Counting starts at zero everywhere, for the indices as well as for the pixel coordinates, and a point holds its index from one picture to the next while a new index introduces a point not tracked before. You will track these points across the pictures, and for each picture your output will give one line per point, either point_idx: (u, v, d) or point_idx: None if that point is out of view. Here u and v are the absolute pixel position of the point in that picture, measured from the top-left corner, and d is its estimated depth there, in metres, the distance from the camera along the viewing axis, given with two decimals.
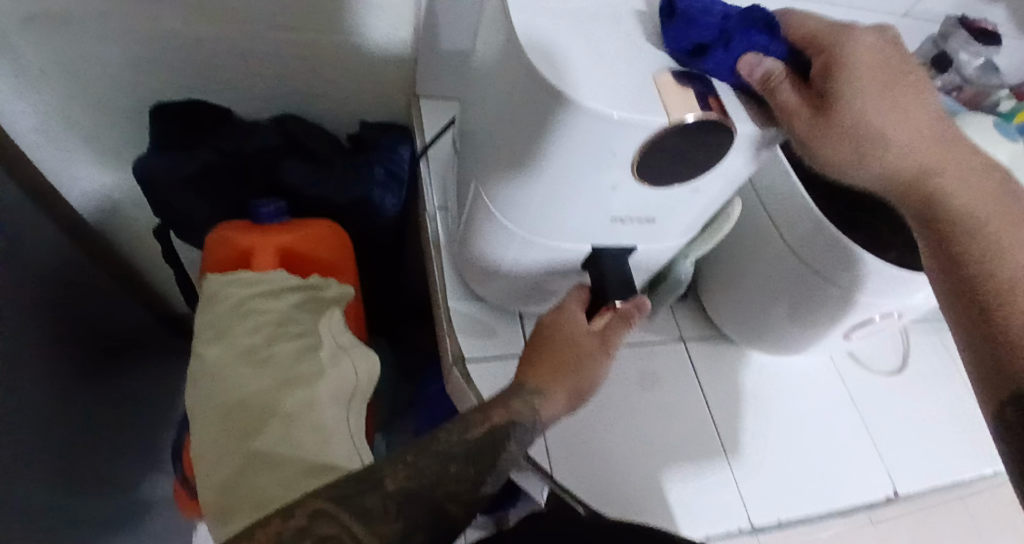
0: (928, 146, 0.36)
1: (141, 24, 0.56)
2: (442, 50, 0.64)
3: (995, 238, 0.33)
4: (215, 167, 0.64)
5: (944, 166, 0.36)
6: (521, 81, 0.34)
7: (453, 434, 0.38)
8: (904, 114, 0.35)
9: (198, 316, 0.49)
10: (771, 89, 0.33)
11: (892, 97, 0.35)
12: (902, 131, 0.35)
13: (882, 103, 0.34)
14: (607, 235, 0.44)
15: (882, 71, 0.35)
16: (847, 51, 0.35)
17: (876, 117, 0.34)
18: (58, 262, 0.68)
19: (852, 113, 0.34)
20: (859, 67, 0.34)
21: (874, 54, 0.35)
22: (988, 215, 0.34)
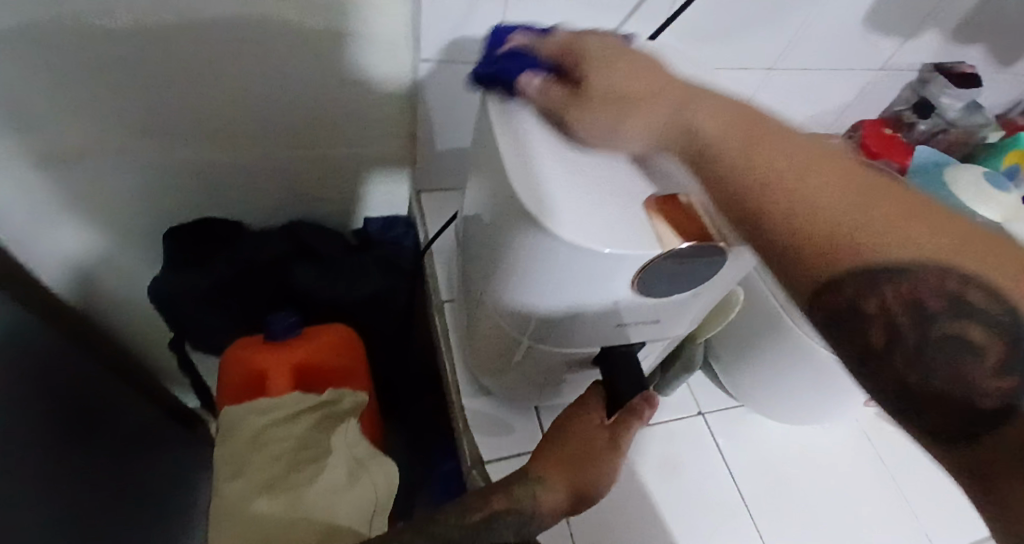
0: (657, 82, 0.33)
1: (153, 155, 0.60)
2: (440, 149, 0.66)
3: (736, 144, 0.29)
4: (228, 280, 0.66)
5: (677, 90, 0.33)
6: (509, 208, 0.35)
7: (450, 517, 0.42)
8: (629, 61, 0.35)
9: (218, 450, 0.50)
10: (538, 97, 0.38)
11: (620, 63, 0.35)
12: (630, 81, 0.34)
13: (612, 72, 0.35)
14: (615, 336, 0.44)
15: (606, 45, 0.37)
16: (576, 46, 0.38)
17: (609, 80, 0.34)
18: (83, 379, 0.70)
19: (591, 89, 0.35)
20: (585, 56, 0.36)
21: (598, 43, 0.37)
22: (719, 120, 0.30)
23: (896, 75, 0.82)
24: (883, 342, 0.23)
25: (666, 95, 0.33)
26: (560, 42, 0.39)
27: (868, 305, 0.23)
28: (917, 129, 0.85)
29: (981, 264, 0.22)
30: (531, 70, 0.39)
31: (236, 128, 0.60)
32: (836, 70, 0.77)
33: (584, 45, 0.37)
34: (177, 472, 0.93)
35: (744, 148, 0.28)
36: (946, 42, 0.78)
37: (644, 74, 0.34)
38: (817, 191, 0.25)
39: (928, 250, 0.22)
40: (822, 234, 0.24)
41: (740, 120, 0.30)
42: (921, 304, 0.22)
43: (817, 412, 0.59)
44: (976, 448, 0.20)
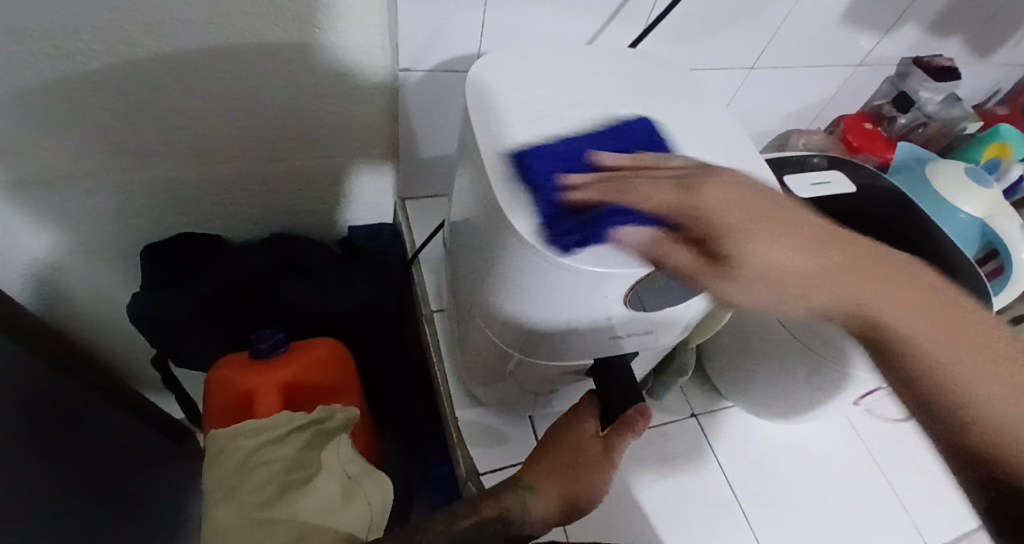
0: (830, 255, 0.33)
1: (128, 174, 0.58)
2: (423, 157, 0.65)
3: (934, 348, 0.33)
4: (211, 297, 0.65)
5: (846, 270, 0.34)
6: (499, 227, 0.35)
7: (441, 523, 0.39)
8: (794, 228, 0.34)
9: (205, 475, 0.48)
10: (660, 255, 0.32)
11: (766, 227, 0.33)
12: (797, 259, 0.33)
13: (777, 244, 0.33)
14: (608, 348, 0.44)
15: (728, 187, 0.34)
16: (699, 200, 0.33)
17: (760, 254, 0.33)
18: (70, 404, 0.68)
19: (747, 269, 0.33)
20: (727, 216, 0.33)
21: (728, 193, 0.33)
22: (927, 315, 0.34)
23: (874, 71, 0.82)
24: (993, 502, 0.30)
25: (851, 279, 0.34)
26: (651, 184, 0.34)
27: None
28: (897, 123, 0.86)
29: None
30: (622, 217, 0.32)
31: (214, 145, 0.58)
32: (816, 68, 0.77)
33: (697, 187, 0.33)
34: (167, 490, 0.91)
35: (945, 352, 0.33)
36: (921, 35, 0.79)
37: (815, 243, 0.33)
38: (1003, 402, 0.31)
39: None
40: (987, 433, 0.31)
41: (917, 315, 0.34)
42: None
43: (806, 411, 0.59)
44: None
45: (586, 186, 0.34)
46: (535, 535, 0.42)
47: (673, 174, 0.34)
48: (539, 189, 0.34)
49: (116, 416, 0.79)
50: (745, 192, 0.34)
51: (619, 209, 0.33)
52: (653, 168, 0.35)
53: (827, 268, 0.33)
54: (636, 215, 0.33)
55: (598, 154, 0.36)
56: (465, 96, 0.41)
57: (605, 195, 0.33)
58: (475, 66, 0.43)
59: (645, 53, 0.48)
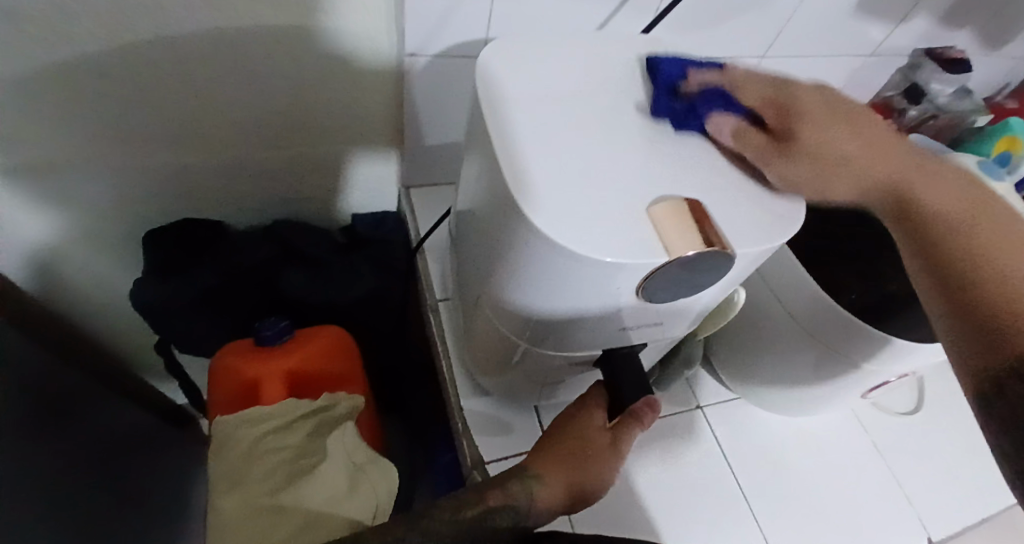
0: (891, 153, 0.37)
1: (130, 161, 0.57)
2: (428, 145, 0.65)
3: (966, 223, 0.33)
4: (214, 285, 0.64)
5: (897, 163, 0.37)
6: (509, 215, 0.34)
7: (445, 510, 0.37)
8: (867, 134, 0.37)
9: (211, 463, 0.48)
10: (737, 133, 0.37)
11: (844, 126, 0.37)
12: (857, 146, 0.36)
13: (841, 132, 0.37)
14: (618, 339, 0.44)
15: (823, 104, 0.39)
16: (798, 100, 0.38)
17: (830, 137, 0.36)
18: (73, 391, 0.68)
19: (807, 146, 0.36)
20: (814, 112, 0.38)
21: (820, 101, 0.39)
22: (962, 202, 0.35)
23: (885, 61, 0.81)
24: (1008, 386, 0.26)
25: (899, 169, 0.36)
26: (766, 85, 0.40)
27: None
28: (908, 115, 0.83)
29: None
30: (724, 107, 0.38)
31: (217, 131, 0.57)
32: (826, 58, 0.76)
33: (794, 94, 0.39)
34: (172, 476, 0.91)
35: (972, 225, 0.33)
36: (934, 26, 0.77)
37: (876, 139, 0.37)
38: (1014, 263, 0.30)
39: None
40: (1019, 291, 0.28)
41: (961, 199, 0.35)
42: None
43: (814, 403, 0.59)
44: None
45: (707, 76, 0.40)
46: (541, 524, 0.42)
47: (785, 85, 0.40)
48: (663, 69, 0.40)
49: (119, 403, 0.79)
50: (837, 105, 0.39)
51: (717, 97, 0.38)
52: (776, 81, 0.40)
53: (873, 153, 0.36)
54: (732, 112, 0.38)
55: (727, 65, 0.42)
56: (474, 81, 0.40)
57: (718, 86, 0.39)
58: (485, 50, 0.42)
59: (656, 39, 0.48)
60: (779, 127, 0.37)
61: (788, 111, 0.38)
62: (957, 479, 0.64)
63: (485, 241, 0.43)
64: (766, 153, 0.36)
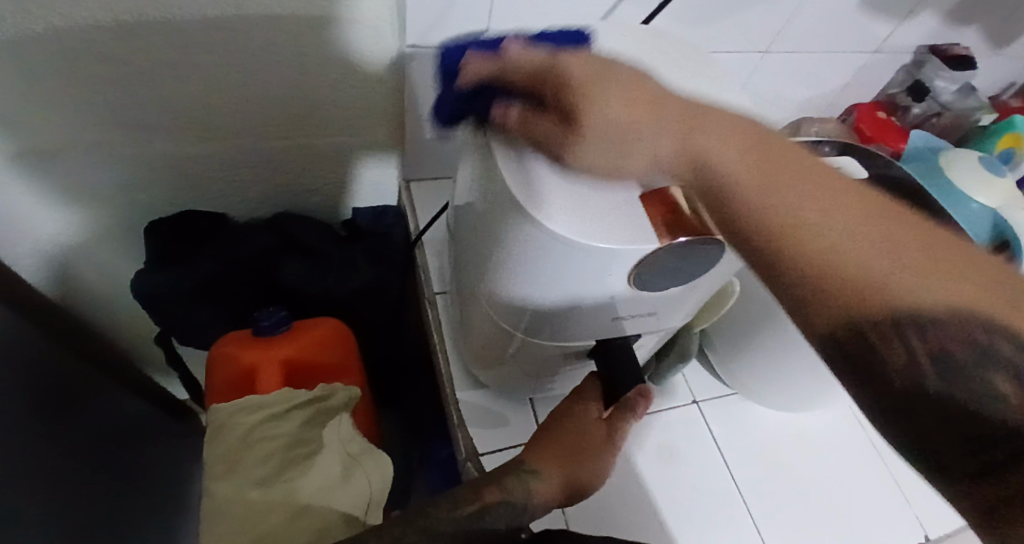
0: (657, 107, 0.30)
1: (132, 149, 0.58)
2: (429, 138, 0.65)
3: (764, 186, 0.27)
4: (213, 275, 0.65)
5: (659, 116, 0.30)
6: (502, 202, 0.34)
7: (443, 508, 0.37)
8: (628, 86, 0.31)
9: (206, 448, 0.48)
10: (524, 126, 0.33)
11: (611, 87, 0.30)
12: (632, 114, 0.30)
13: (616, 99, 0.30)
14: (611, 330, 0.43)
15: (585, 59, 0.32)
16: (560, 64, 0.32)
17: (602, 110, 0.30)
18: (74, 378, 0.68)
19: (590, 123, 0.30)
20: (575, 77, 0.31)
21: (575, 59, 0.32)
22: (746, 151, 0.29)
23: (891, 58, 0.81)
24: (907, 382, 0.24)
25: (680, 126, 0.30)
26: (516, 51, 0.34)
27: (896, 342, 0.24)
28: (911, 113, 0.84)
29: (1001, 309, 0.23)
30: (501, 96, 0.35)
31: (218, 120, 0.58)
32: (830, 53, 0.76)
33: (554, 58, 0.32)
34: (169, 466, 0.92)
35: (758, 188, 0.27)
36: (941, 23, 0.77)
37: (645, 97, 0.30)
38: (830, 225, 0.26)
39: (935, 299, 0.24)
40: (853, 279, 0.25)
41: (743, 147, 0.29)
42: (948, 354, 0.23)
43: (810, 399, 0.59)
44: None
45: (477, 64, 0.35)
46: (534, 516, 0.42)
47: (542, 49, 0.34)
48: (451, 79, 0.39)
49: (119, 392, 0.79)
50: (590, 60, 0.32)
51: (493, 87, 0.35)
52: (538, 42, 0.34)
53: (638, 122, 0.30)
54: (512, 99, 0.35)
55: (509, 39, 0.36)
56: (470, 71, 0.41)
57: (487, 70, 0.35)
58: (481, 41, 0.42)
59: (657, 31, 0.48)
60: (560, 105, 0.32)
61: (553, 83, 0.32)
62: None
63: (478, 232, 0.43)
64: (555, 137, 0.32)
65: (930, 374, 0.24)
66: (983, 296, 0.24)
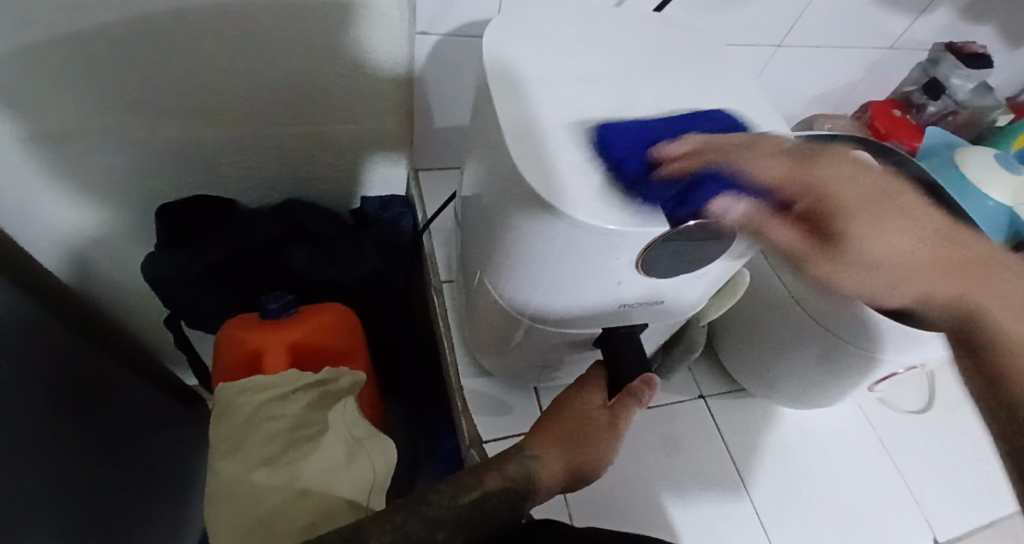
0: (943, 247, 0.33)
1: (145, 133, 0.58)
2: (438, 126, 0.65)
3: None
4: (222, 260, 0.65)
5: (922, 254, 0.33)
6: (513, 183, 0.35)
7: (444, 496, 0.36)
8: (913, 223, 0.33)
9: (211, 428, 0.49)
10: (761, 230, 0.34)
11: (897, 225, 0.33)
12: (911, 248, 0.33)
13: (892, 233, 0.33)
14: (618, 317, 0.43)
15: (843, 164, 0.33)
16: (829, 184, 0.33)
17: (877, 243, 0.33)
18: (84, 361, 0.69)
19: (859, 251, 0.34)
20: (846, 199, 0.33)
21: (860, 184, 0.33)
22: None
23: (905, 54, 0.80)
24: None
25: (952, 272, 0.33)
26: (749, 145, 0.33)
27: None
28: (927, 111, 0.83)
29: None
30: (730, 188, 0.32)
31: (229, 105, 0.58)
32: (843, 48, 0.75)
33: (815, 162, 0.33)
34: (176, 451, 0.92)
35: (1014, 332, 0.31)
36: (957, 20, 0.76)
37: (923, 232, 0.33)
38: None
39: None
40: None
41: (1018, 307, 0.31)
42: None
43: (818, 395, 0.58)
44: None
45: (682, 150, 0.32)
46: (537, 501, 0.42)
47: (788, 149, 0.33)
48: (636, 156, 0.33)
49: (128, 376, 0.80)
50: (863, 178, 0.33)
51: (721, 174, 0.31)
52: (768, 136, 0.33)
53: (901, 258, 0.33)
54: (736, 195, 0.32)
55: (692, 133, 0.33)
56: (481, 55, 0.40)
57: (700, 157, 0.31)
58: (493, 25, 0.42)
59: (668, 19, 0.47)
60: (817, 221, 0.33)
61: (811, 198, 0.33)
62: (967, 482, 0.62)
63: (488, 218, 0.43)
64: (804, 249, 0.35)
65: None
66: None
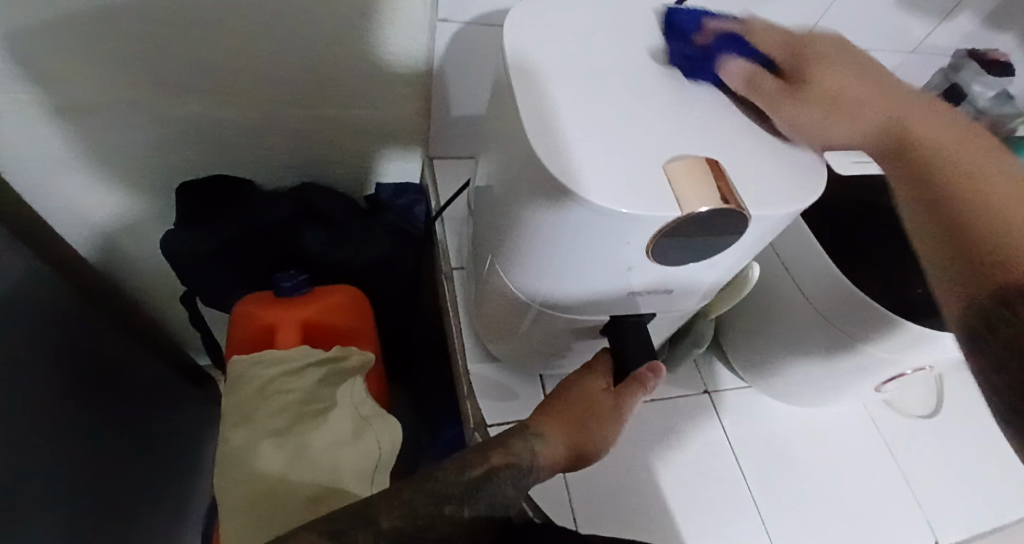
0: (883, 93, 0.37)
1: (167, 110, 0.59)
2: (454, 115, 0.66)
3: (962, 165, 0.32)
4: (238, 240, 0.66)
5: (886, 108, 0.36)
6: (528, 169, 0.35)
7: (451, 473, 0.36)
8: (863, 77, 0.38)
9: (224, 398, 0.50)
10: (747, 77, 0.38)
11: (848, 73, 0.38)
12: (855, 87, 0.37)
13: (846, 77, 0.38)
14: (626, 305, 0.44)
15: (827, 39, 0.41)
16: (811, 46, 0.40)
17: (836, 82, 0.37)
18: (98, 333, 0.70)
19: (824, 88, 0.37)
20: (822, 55, 0.39)
21: (832, 47, 0.40)
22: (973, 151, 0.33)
23: (924, 60, 0.80)
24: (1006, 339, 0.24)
25: (893, 111, 0.36)
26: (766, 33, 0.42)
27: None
28: None
29: None
30: (738, 49, 0.40)
31: (251, 86, 0.59)
32: (862, 52, 0.75)
33: (808, 37, 0.41)
34: (184, 427, 0.94)
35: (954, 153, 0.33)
36: (979, 27, 0.75)
37: (871, 83, 0.38)
38: (1007, 195, 0.29)
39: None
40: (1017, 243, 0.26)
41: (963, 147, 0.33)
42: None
43: (823, 394, 0.59)
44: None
45: (683, 164, 0.33)
46: (542, 481, 0.42)
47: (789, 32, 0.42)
48: (684, 18, 0.42)
49: (140, 350, 0.81)
50: (840, 49, 0.40)
51: (732, 40, 0.40)
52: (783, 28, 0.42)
53: (862, 103, 0.37)
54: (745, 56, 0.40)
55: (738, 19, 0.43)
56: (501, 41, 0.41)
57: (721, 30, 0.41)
58: (515, 10, 0.42)
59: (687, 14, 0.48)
60: (796, 71, 0.39)
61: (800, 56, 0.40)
62: (972, 489, 0.62)
63: (501, 204, 0.43)
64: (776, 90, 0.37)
65: None
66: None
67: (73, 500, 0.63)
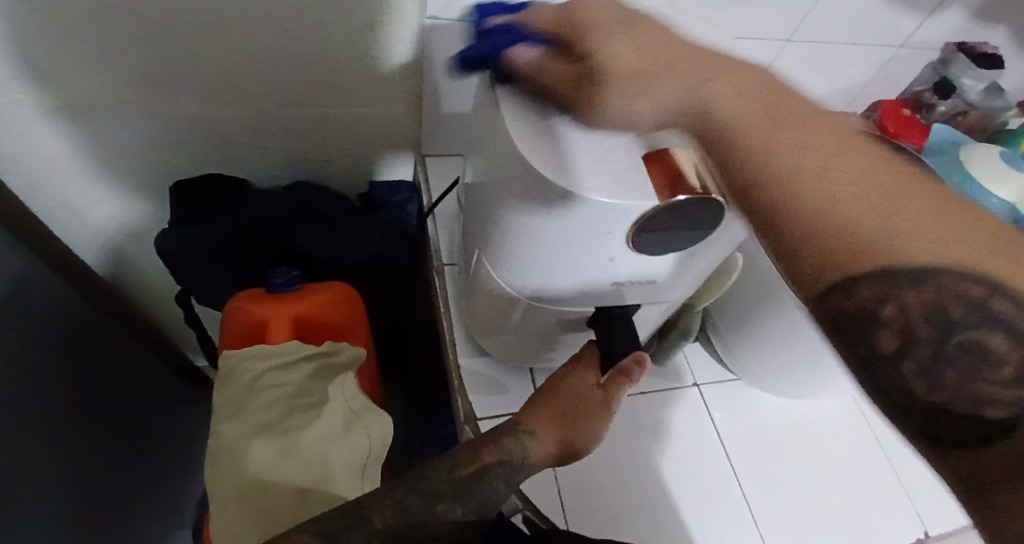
0: (666, 50, 0.32)
1: (159, 109, 0.60)
2: (445, 113, 0.67)
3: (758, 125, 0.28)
4: (233, 238, 0.68)
5: (668, 62, 0.31)
6: (512, 163, 0.36)
7: (442, 471, 0.38)
8: (637, 32, 0.32)
9: (216, 392, 0.51)
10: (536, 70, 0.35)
11: (622, 34, 0.32)
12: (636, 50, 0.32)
13: (622, 42, 0.32)
14: (610, 297, 0.44)
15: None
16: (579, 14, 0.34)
17: (614, 50, 0.32)
18: (93, 331, 0.71)
19: (605, 61, 0.32)
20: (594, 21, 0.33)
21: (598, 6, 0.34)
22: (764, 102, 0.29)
23: (914, 55, 0.80)
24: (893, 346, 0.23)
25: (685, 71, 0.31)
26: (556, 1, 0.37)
27: (886, 297, 0.23)
28: (937, 110, 0.82)
29: (997, 266, 0.22)
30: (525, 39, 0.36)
31: (242, 86, 0.60)
32: (851, 47, 0.76)
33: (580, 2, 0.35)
34: (180, 427, 0.95)
35: (759, 125, 0.28)
36: (969, 21, 0.76)
37: (649, 37, 0.32)
38: (814, 160, 0.26)
39: (943, 252, 0.23)
40: (858, 237, 0.24)
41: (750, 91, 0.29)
42: (942, 309, 0.22)
43: (810, 385, 0.59)
44: (966, 456, 0.21)
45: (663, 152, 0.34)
46: (530, 475, 0.43)
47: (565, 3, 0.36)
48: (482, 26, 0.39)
49: (136, 349, 0.82)
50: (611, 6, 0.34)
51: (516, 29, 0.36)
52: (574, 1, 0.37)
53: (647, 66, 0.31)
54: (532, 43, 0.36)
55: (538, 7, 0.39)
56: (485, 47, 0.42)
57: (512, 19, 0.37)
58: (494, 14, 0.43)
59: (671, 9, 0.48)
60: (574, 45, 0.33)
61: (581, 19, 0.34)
62: None
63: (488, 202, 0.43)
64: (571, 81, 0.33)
65: (922, 334, 0.22)
66: (980, 250, 0.23)
67: (69, 497, 0.64)
